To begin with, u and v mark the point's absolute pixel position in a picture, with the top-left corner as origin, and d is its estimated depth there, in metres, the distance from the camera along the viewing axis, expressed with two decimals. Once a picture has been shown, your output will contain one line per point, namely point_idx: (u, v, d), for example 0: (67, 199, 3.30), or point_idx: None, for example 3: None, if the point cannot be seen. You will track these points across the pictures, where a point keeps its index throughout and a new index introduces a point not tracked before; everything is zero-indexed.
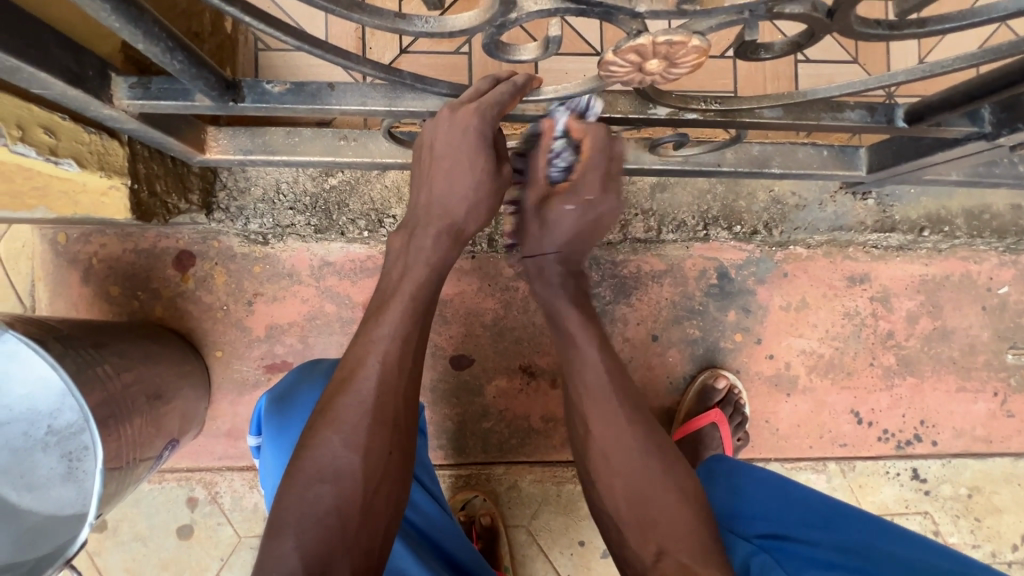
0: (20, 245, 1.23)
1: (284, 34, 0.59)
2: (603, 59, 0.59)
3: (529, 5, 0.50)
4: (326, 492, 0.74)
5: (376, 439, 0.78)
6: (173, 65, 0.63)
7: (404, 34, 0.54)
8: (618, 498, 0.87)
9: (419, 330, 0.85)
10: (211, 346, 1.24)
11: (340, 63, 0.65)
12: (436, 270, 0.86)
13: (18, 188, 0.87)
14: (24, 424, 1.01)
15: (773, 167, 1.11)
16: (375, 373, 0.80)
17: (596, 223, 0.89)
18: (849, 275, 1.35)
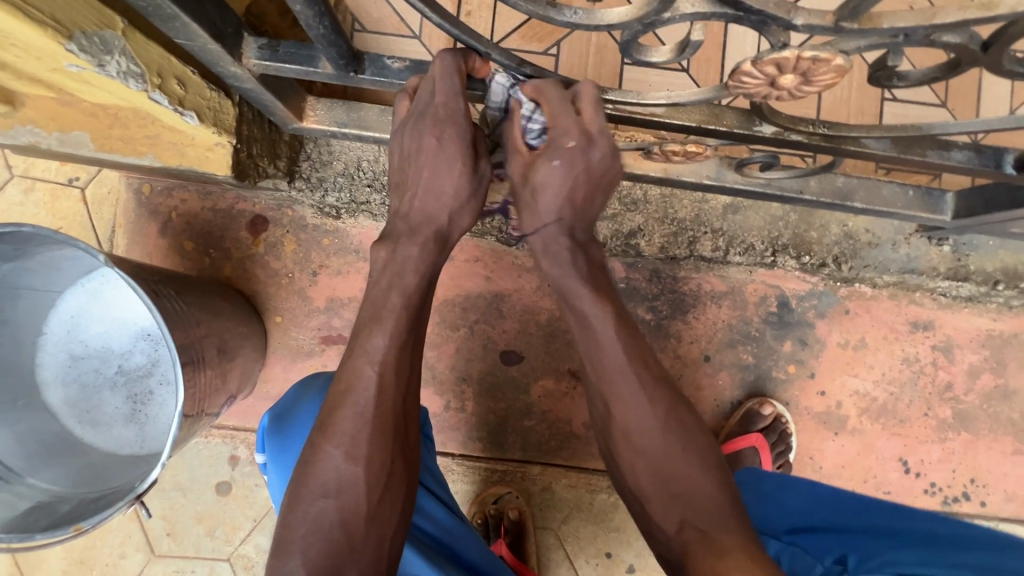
0: (105, 190, 1.28)
1: (432, 10, 0.63)
2: (738, 69, 0.59)
3: (685, 6, 0.52)
4: (329, 505, 0.77)
5: (377, 448, 0.81)
6: (320, 29, 0.66)
7: (552, 22, 0.57)
8: (643, 476, 0.81)
9: (413, 340, 0.87)
10: (272, 310, 1.27)
11: (471, 44, 0.69)
12: (426, 276, 0.88)
13: (132, 134, 0.90)
14: (96, 361, 1.05)
15: (855, 200, 1.09)
16: (371, 383, 0.83)
17: (587, 175, 0.79)
18: (913, 320, 1.32)
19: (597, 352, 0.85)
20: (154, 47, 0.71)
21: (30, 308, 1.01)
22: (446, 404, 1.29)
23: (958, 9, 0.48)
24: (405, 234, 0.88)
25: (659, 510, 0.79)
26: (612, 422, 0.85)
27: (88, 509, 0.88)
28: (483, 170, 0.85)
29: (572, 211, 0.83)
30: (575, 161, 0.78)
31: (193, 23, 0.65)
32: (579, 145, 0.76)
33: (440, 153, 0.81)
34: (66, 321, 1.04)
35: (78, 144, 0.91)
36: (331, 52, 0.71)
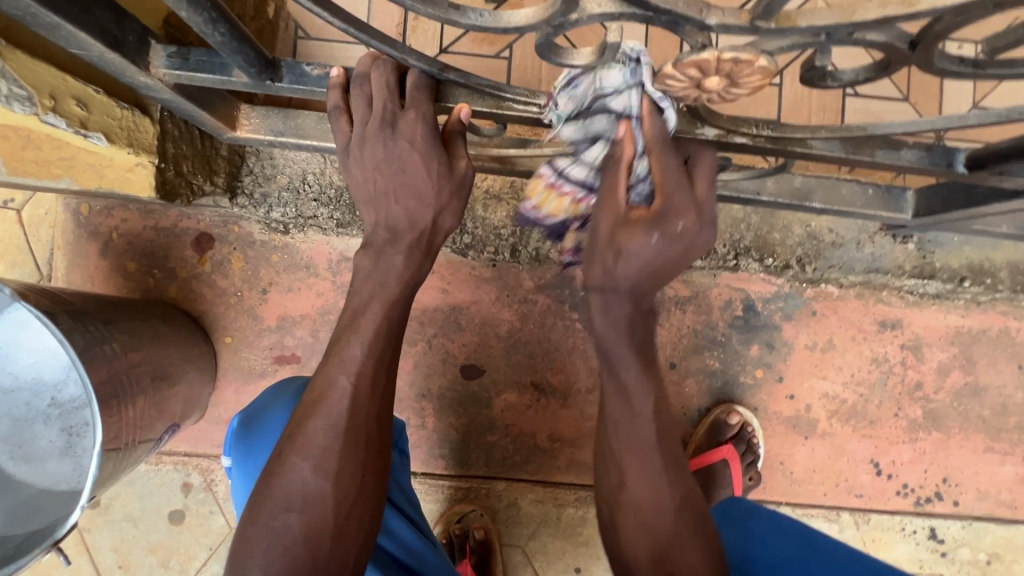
0: (42, 212, 1.23)
1: (332, 16, 0.58)
2: (660, 71, 0.55)
3: (592, 6, 0.48)
4: (295, 521, 0.74)
5: (346, 464, 0.77)
6: (218, 38, 0.62)
7: (457, 25, 0.52)
8: (642, 548, 0.80)
9: (393, 350, 0.83)
10: (221, 331, 1.22)
11: (384, 50, 0.63)
12: (409, 284, 0.81)
13: (45, 157, 0.86)
14: (28, 393, 1.00)
15: (814, 201, 1.07)
16: (345, 395, 0.78)
17: (681, 255, 0.70)
18: (880, 320, 1.30)
19: (627, 420, 0.80)
20: (41, 68, 0.67)
21: None
22: (406, 422, 1.25)
23: (878, 5, 0.45)
24: (383, 236, 0.81)
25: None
26: (623, 493, 0.81)
27: (9, 552, 0.83)
28: (464, 170, 0.78)
29: (647, 284, 0.72)
30: (677, 241, 0.68)
31: (81, 32, 0.61)
32: (693, 226, 0.68)
33: (413, 153, 0.74)
34: None
35: None
36: (237, 58, 0.67)
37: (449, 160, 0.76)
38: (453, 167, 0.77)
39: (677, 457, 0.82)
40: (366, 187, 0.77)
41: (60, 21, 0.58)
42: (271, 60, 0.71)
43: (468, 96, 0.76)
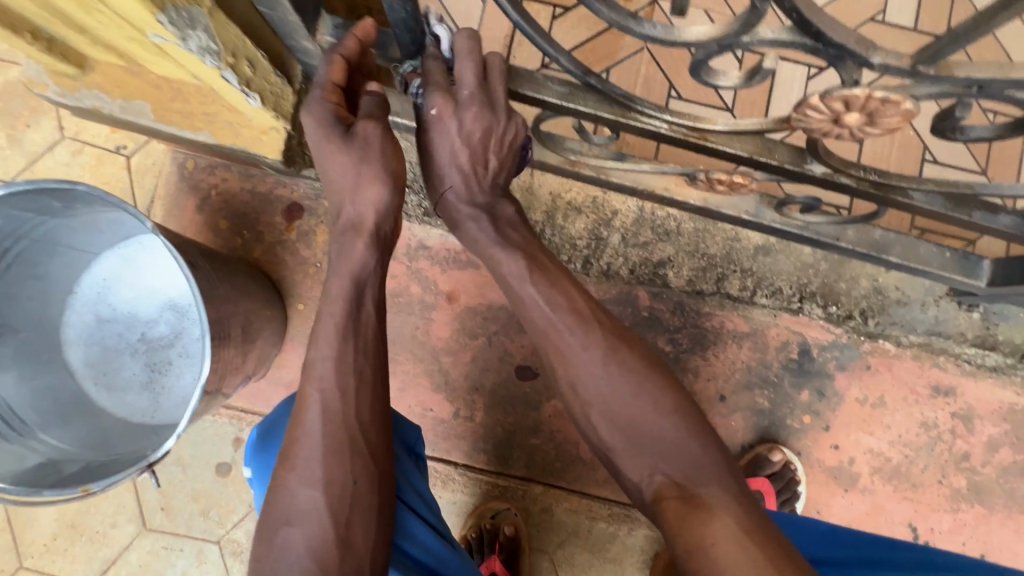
0: (150, 161, 1.31)
1: (513, 8, 0.64)
2: (806, 100, 0.60)
3: (764, 32, 0.53)
4: (295, 535, 0.70)
5: (335, 469, 0.73)
6: (404, 13, 0.69)
7: (631, 33, 0.57)
8: (613, 439, 0.80)
9: (358, 343, 0.79)
10: (295, 298, 1.28)
11: (542, 47, 0.70)
12: (355, 278, 0.80)
13: (191, 110, 0.93)
14: (121, 326, 1.06)
15: (891, 254, 1.11)
16: (317, 403, 0.75)
17: (475, 143, 0.81)
18: (934, 384, 1.30)
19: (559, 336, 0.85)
20: (232, 30, 0.73)
21: (67, 265, 1.03)
22: (456, 412, 1.29)
23: None
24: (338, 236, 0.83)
25: (632, 463, 0.79)
26: (579, 399, 0.83)
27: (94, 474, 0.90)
28: (364, 133, 0.77)
29: (463, 177, 0.84)
30: (469, 133, 0.80)
31: None
32: (444, 113, 0.78)
33: (313, 142, 0.79)
34: (98, 284, 1.06)
35: (138, 113, 0.94)
36: (408, 33, 0.74)
37: (344, 134, 0.78)
38: (352, 133, 0.78)
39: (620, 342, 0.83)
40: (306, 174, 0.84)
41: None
42: (422, 43, 0.78)
43: (595, 103, 0.81)
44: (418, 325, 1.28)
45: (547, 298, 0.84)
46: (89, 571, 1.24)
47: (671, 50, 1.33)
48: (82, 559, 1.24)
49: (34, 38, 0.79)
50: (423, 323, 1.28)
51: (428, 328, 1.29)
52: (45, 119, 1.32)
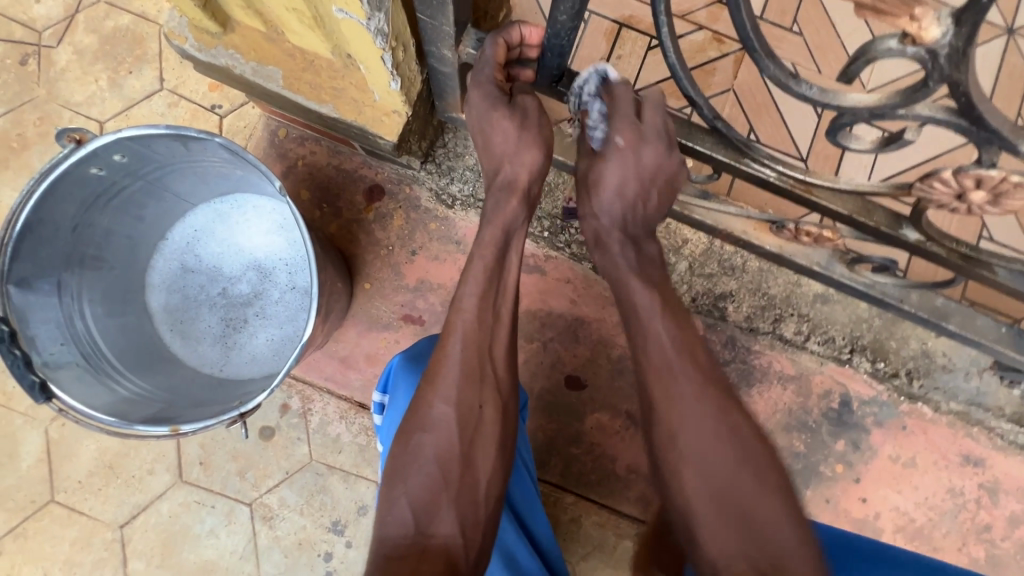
0: (243, 124, 1.34)
1: (675, 49, 0.69)
2: (938, 173, 0.67)
3: (920, 108, 0.58)
4: (427, 441, 0.77)
5: (468, 392, 0.80)
6: (563, 41, 0.73)
7: (788, 90, 0.62)
8: (701, 502, 0.76)
9: (499, 289, 0.88)
10: (363, 277, 1.31)
11: (687, 90, 0.75)
12: (506, 229, 0.90)
13: (320, 82, 0.97)
14: (205, 277, 1.08)
15: (949, 323, 1.15)
16: (458, 331, 0.84)
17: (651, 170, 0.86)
18: (965, 453, 1.32)
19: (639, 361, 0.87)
20: (401, 17, 0.78)
21: (164, 210, 1.05)
22: None
23: None
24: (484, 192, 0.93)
25: (711, 531, 0.73)
26: (667, 439, 0.81)
27: (179, 413, 0.93)
28: (526, 104, 0.86)
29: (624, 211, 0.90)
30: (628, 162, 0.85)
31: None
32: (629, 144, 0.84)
33: (477, 117, 0.86)
34: (189, 234, 1.09)
35: (268, 77, 0.97)
36: (555, 57, 0.79)
37: (510, 104, 0.85)
38: (518, 104, 0.86)
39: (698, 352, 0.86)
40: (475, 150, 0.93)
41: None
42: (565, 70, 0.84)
43: (712, 145, 0.87)
44: None
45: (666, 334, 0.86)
46: (118, 514, 1.24)
47: (756, 95, 1.39)
48: (113, 501, 1.24)
49: None
50: None
51: None
52: (147, 69, 1.35)
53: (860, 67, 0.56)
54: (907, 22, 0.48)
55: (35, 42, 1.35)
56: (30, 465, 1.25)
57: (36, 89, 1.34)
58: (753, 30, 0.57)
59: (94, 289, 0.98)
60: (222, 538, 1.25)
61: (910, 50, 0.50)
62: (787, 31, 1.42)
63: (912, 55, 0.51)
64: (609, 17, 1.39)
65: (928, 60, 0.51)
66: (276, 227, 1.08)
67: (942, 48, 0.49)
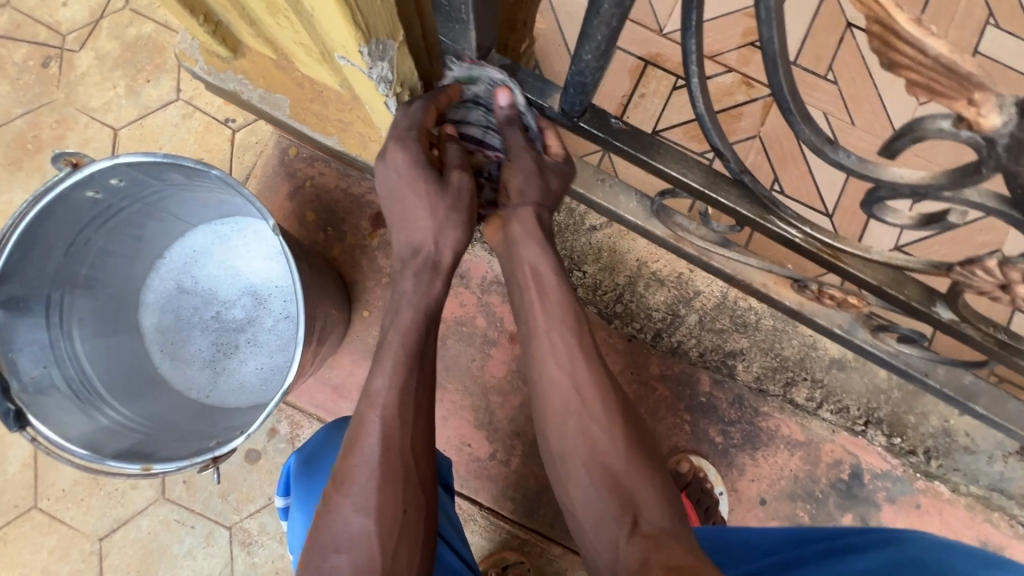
0: (255, 140, 1.33)
1: (704, 101, 0.63)
2: (984, 259, 0.63)
3: (970, 193, 0.53)
4: (343, 562, 0.72)
5: (388, 498, 0.76)
6: (587, 79, 0.68)
7: (823, 156, 0.57)
8: (582, 470, 0.80)
9: (418, 376, 0.83)
10: (362, 304, 1.28)
11: (714, 140, 0.68)
12: (422, 312, 0.84)
13: (327, 114, 0.95)
14: (198, 300, 1.06)
15: (977, 404, 1.10)
16: (375, 429, 0.79)
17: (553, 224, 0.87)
18: (982, 539, 1.24)
19: (565, 437, 0.82)
20: (408, 62, 0.75)
21: (163, 230, 1.04)
22: (492, 453, 1.27)
23: None
24: (400, 266, 0.86)
25: (592, 494, 0.79)
26: (553, 411, 0.84)
27: (157, 447, 0.91)
28: (455, 180, 0.80)
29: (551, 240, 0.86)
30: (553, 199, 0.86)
31: (472, 32, 0.70)
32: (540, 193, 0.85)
33: (403, 182, 0.80)
34: (187, 254, 1.07)
35: (275, 105, 0.95)
36: (577, 95, 0.72)
37: (438, 180, 0.80)
38: (447, 181, 0.80)
39: (636, 437, 0.82)
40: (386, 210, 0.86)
41: (471, 17, 0.67)
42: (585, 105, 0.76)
43: (737, 198, 0.79)
44: (476, 358, 1.28)
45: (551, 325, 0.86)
46: (99, 526, 1.23)
47: (784, 143, 1.33)
48: (94, 513, 1.23)
49: (205, 19, 0.82)
50: (479, 356, 1.28)
51: (484, 363, 1.28)
52: (165, 78, 1.35)
53: (906, 145, 0.49)
54: (963, 105, 0.42)
55: (59, 45, 1.36)
56: (16, 470, 1.24)
57: (55, 93, 1.35)
58: (792, 94, 0.52)
59: (85, 311, 0.96)
60: (199, 560, 1.23)
61: (965, 134, 0.44)
62: (821, 79, 1.36)
63: (966, 139, 0.45)
64: (635, 53, 1.34)
65: (984, 145, 0.45)
66: (274, 253, 1.06)
67: (999, 138, 0.43)
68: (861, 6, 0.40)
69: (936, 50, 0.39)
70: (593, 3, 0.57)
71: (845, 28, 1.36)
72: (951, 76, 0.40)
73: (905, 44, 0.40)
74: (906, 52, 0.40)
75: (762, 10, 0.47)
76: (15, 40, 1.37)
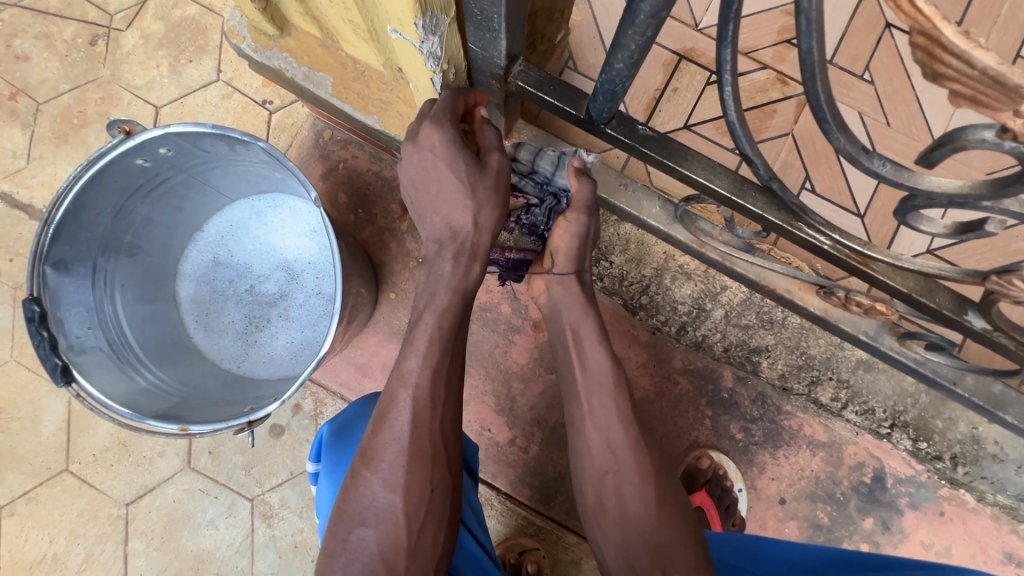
0: (291, 121, 1.35)
1: (735, 108, 0.63)
2: (1019, 271, 0.62)
3: (1010, 203, 0.53)
4: (369, 535, 0.75)
5: (414, 478, 0.77)
6: (617, 87, 0.69)
7: (857, 164, 0.56)
8: (618, 531, 0.82)
9: (451, 359, 0.84)
10: (389, 286, 1.29)
11: (739, 147, 0.68)
12: (458, 293, 0.84)
13: (367, 93, 0.97)
14: (235, 274, 1.09)
15: (1007, 413, 1.09)
16: (406, 408, 0.80)
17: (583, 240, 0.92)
18: (1007, 550, 1.21)
19: (600, 493, 0.85)
20: (456, 40, 0.76)
21: (203, 203, 1.07)
22: (512, 439, 1.27)
23: None
24: (436, 248, 0.85)
25: (626, 556, 0.81)
26: (595, 469, 0.86)
27: (191, 411, 0.93)
28: (494, 163, 0.82)
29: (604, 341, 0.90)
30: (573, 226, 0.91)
31: (504, 38, 0.73)
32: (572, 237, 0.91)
33: (439, 161, 0.80)
34: (224, 228, 1.09)
35: (318, 83, 0.97)
36: (606, 102, 0.74)
37: (477, 163, 0.81)
38: (484, 164, 0.82)
39: (669, 498, 0.84)
40: (415, 198, 0.86)
41: (503, 26, 0.71)
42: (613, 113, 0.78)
43: (765, 204, 0.80)
44: (499, 344, 1.29)
45: (596, 396, 0.88)
46: (126, 492, 1.26)
47: (817, 143, 1.32)
48: (123, 478, 1.27)
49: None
50: (503, 343, 1.29)
51: (507, 349, 1.29)
52: (206, 59, 1.38)
53: (945, 156, 0.49)
54: (1009, 117, 0.41)
55: (106, 24, 1.40)
56: (50, 432, 1.28)
57: (101, 70, 1.39)
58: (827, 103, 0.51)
59: (126, 276, 0.99)
60: (221, 530, 1.25)
61: (1009, 145, 0.43)
62: (857, 78, 1.35)
63: (1008, 150, 0.44)
64: (669, 48, 1.35)
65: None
66: (309, 230, 1.08)
67: None
68: (907, 18, 0.39)
69: (984, 63, 0.39)
70: (628, 13, 0.57)
71: (884, 28, 1.35)
72: (997, 88, 0.40)
73: (951, 58, 0.40)
74: (953, 63, 0.40)
75: (803, 24, 0.47)
76: (64, 17, 1.41)
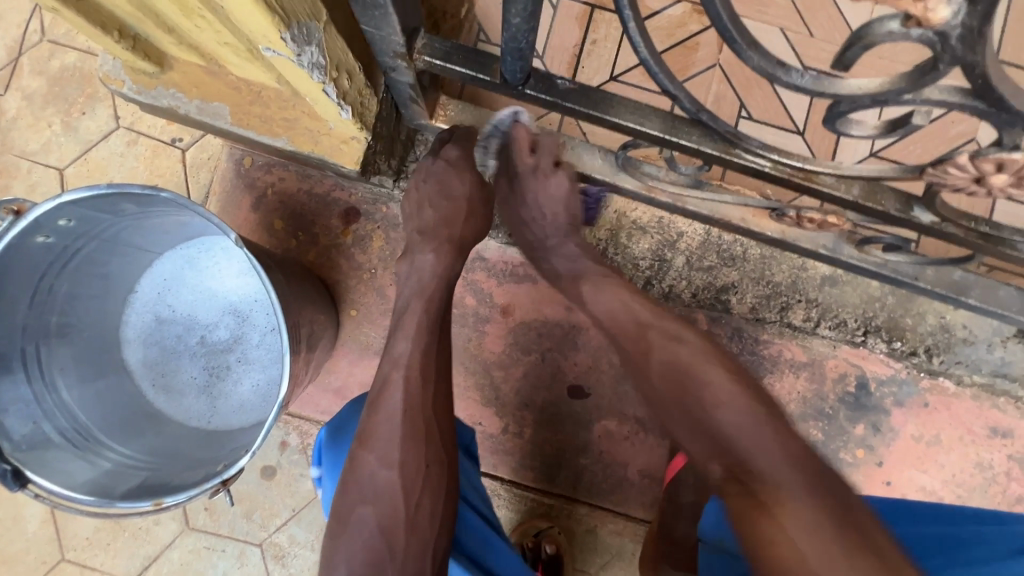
0: (206, 155, 1.28)
1: (644, 45, 0.59)
2: (953, 158, 0.61)
3: (931, 92, 0.50)
4: (369, 514, 0.78)
5: (410, 455, 0.81)
6: (523, 44, 0.64)
7: (776, 81, 0.54)
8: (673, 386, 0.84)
9: (439, 344, 0.91)
10: (348, 303, 1.25)
11: (663, 85, 0.64)
12: (443, 279, 0.96)
13: (270, 114, 0.92)
14: (181, 328, 1.04)
15: (971, 296, 1.11)
16: (399, 387, 0.84)
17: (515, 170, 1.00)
18: (992, 426, 1.25)
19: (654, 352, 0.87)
20: (336, 42, 0.73)
21: (129, 264, 1.01)
22: (505, 427, 1.27)
23: None
24: (418, 242, 0.98)
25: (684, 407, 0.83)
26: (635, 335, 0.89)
27: (167, 479, 0.90)
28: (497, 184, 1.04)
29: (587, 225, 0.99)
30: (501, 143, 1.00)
31: (393, 13, 0.68)
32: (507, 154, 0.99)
33: (448, 170, 0.98)
34: (158, 284, 1.04)
35: (215, 115, 0.91)
36: (516, 61, 0.69)
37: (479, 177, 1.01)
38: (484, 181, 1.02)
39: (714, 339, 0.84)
40: (410, 197, 1.01)
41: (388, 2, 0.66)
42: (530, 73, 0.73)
43: (700, 137, 0.77)
44: (472, 338, 1.27)
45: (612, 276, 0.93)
46: (131, 567, 1.24)
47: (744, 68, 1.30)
48: (124, 554, 1.24)
49: (120, 36, 0.77)
50: (475, 336, 1.27)
51: (481, 341, 1.27)
52: (100, 107, 1.29)
53: (858, 56, 0.47)
54: None
55: None
56: (36, 527, 1.24)
57: None
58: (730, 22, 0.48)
59: (65, 356, 0.94)
60: None
61: (916, 32, 0.42)
62: None
63: (917, 38, 0.43)
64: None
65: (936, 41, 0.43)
66: (246, 268, 1.04)
67: (953, 30, 0.41)
68: None
69: None
70: None
71: None
72: None
73: None
74: None
75: None
76: None
